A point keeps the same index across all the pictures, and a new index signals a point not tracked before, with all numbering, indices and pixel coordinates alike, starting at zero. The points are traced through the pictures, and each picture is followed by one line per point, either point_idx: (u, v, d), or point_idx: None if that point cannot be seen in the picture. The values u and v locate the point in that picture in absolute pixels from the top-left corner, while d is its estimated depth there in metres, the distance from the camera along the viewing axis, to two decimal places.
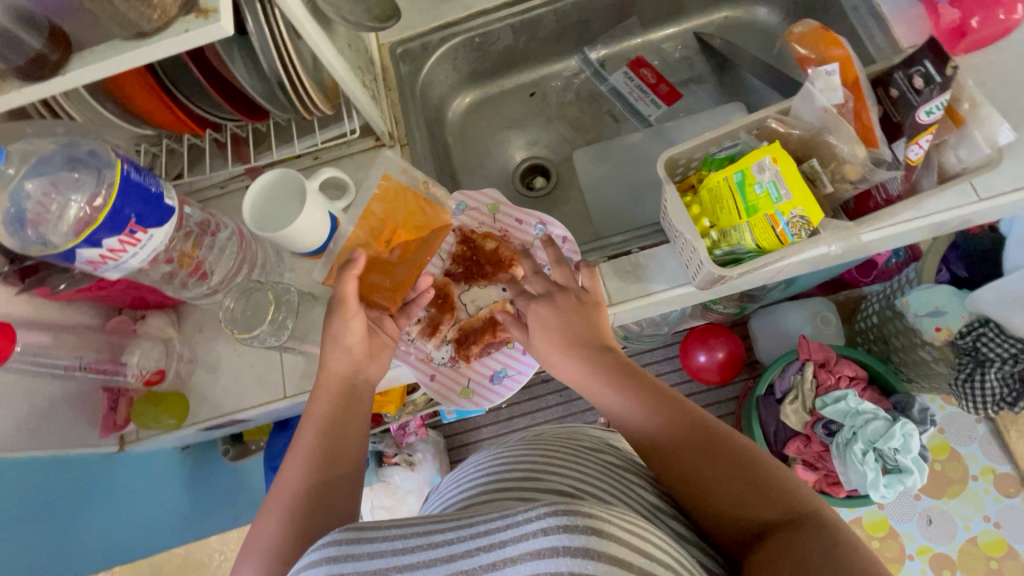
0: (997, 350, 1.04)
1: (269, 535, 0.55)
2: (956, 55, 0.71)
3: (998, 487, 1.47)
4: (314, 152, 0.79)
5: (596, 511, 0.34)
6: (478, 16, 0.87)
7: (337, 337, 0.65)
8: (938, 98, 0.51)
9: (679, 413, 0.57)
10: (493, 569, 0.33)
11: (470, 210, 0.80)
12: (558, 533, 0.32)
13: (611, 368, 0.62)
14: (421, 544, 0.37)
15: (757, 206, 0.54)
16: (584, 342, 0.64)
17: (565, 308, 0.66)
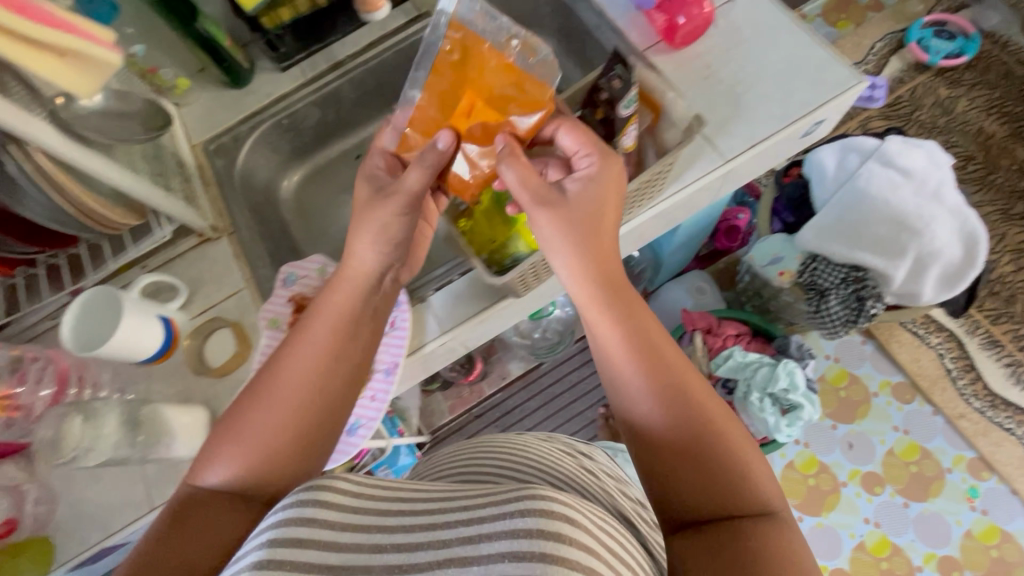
0: (831, 279, 1.14)
1: (258, 424, 0.54)
2: (677, 48, 0.83)
3: (897, 397, 1.59)
4: (138, 262, 0.81)
5: (563, 501, 0.37)
6: (279, 101, 0.94)
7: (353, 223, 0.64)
8: (627, 95, 0.62)
9: (680, 394, 0.52)
10: (467, 546, 0.36)
11: (301, 279, 0.79)
12: (529, 519, 0.35)
13: (632, 316, 0.57)
14: (402, 524, 0.39)
15: (515, 218, 0.63)
16: (609, 285, 0.58)
17: (590, 230, 0.59)
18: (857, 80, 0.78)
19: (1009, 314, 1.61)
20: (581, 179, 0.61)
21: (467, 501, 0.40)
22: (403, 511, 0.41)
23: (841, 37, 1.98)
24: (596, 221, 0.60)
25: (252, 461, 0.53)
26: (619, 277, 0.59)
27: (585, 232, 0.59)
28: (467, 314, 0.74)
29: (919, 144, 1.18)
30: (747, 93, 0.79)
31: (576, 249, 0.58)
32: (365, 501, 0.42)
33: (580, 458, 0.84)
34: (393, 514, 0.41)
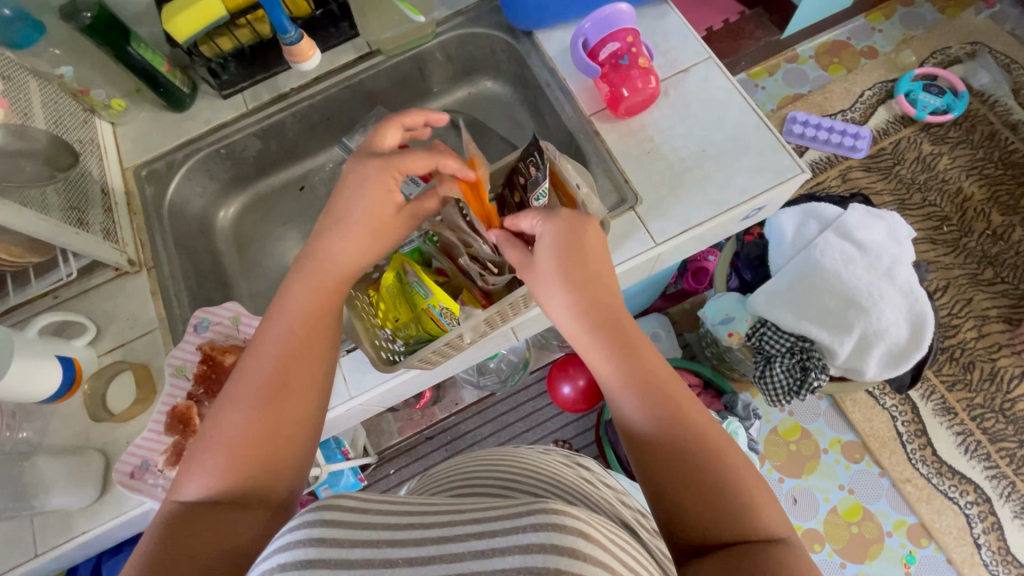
0: (777, 346, 1.13)
1: (228, 433, 0.51)
2: (621, 118, 0.80)
3: (847, 455, 1.57)
4: (50, 293, 0.79)
5: (576, 515, 0.37)
6: (217, 129, 0.91)
7: (338, 234, 0.61)
8: (540, 187, 0.62)
9: (672, 408, 0.50)
10: (482, 556, 0.35)
11: (213, 326, 0.78)
12: (544, 532, 0.35)
13: (618, 343, 0.53)
14: (417, 533, 0.37)
15: (419, 305, 0.65)
16: (592, 313, 0.54)
17: (582, 257, 0.56)
18: (800, 171, 0.76)
19: (966, 382, 1.61)
20: (556, 219, 0.58)
21: (483, 511, 0.39)
22: (415, 526, 0.38)
23: (831, 81, 1.94)
24: (595, 244, 0.57)
25: (229, 472, 0.49)
26: (610, 294, 0.56)
27: (571, 255, 0.56)
28: (375, 382, 0.72)
29: (881, 215, 1.16)
30: (687, 173, 0.77)
31: (560, 276, 0.56)
32: (374, 513, 0.39)
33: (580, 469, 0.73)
34: (402, 528, 0.38)
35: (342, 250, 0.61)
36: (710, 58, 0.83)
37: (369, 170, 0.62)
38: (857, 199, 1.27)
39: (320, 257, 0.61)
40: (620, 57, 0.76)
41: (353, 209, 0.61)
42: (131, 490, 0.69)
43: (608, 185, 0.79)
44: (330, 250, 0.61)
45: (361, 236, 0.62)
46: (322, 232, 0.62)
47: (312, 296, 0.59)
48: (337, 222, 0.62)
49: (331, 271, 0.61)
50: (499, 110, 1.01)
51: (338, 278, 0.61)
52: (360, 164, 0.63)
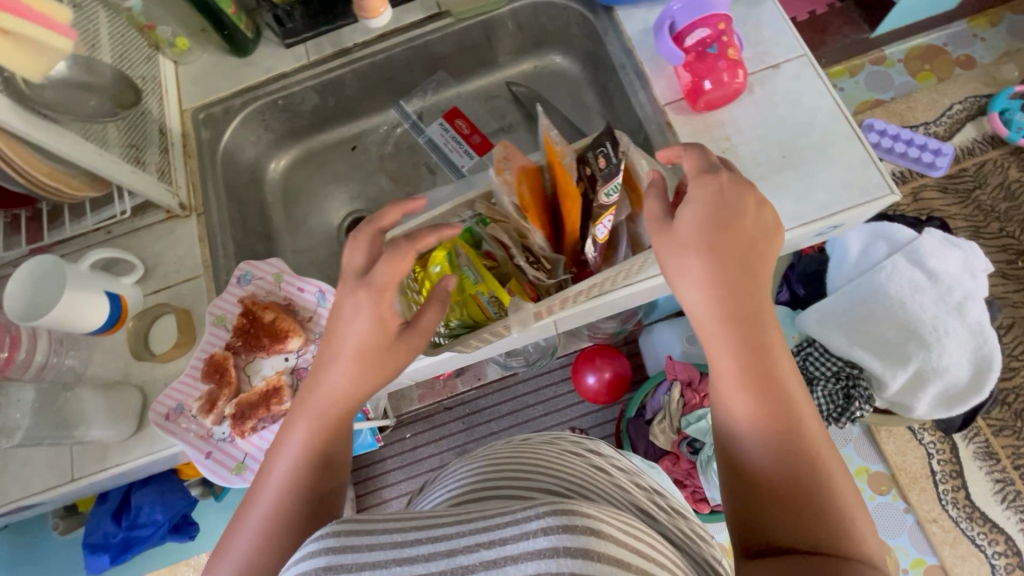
0: (821, 368, 1.07)
1: (245, 555, 0.50)
2: (698, 112, 0.75)
3: (873, 486, 1.52)
4: (104, 228, 0.80)
5: (596, 515, 0.34)
6: (276, 79, 0.89)
7: (332, 366, 0.56)
8: (613, 182, 0.58)
9: (773, 413, 0.47)
10: (493, 567, 0.33)
11: (255, 280, 0.77)
12: (557, 532, 0.32)
13: (748, 332, 0.49)
14: (421, 536, 0.36)
15: (464, 289, 0.66)
16: (732, 298, 0.49)
17: (730, 233, 0.50)
18: (888, 192, 0.69)
19: (1014, 429, 1.51)
20: (709, 180, 0.52)
21: (488, 517, 0.36)
22: (421, 541, 0.36)
23: (918, 90, 1.80)
24: (742, 223, 0.51)
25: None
26: (755, 274, 0.51)
27: (716, 230, 0.50)
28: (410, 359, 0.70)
29: (960, 245, 1.07)
30: (762, 179, 0.72)
31: (705, 247, 0.50)
32: (377, 531, 0.37)
33: (590, 457, 0.70)
34: (411, 543, 0.36)
35: (343, 376, 0.56)
36: (805, 55, 0.76)
37: (364, 303, 0.54)
38: (934, 223, 1.18)
39: (319, 388, 0.56)
40: (709, 45, 0.70)
41: (349, 333, 0.55)
42: (164, 431, 0.71)
43: None
44: (330, 379, 0.56)
45: (359, 365, 0.55)
46: (321, 362, 0.57)
47: (322, 421, 0.56)
48: (332, 348, 0.56)
49: (330, 406, 0.56)
50: (565, 87, 0.96)
51: (339, 407, 0.56)
52: (353, 289, 0.55)
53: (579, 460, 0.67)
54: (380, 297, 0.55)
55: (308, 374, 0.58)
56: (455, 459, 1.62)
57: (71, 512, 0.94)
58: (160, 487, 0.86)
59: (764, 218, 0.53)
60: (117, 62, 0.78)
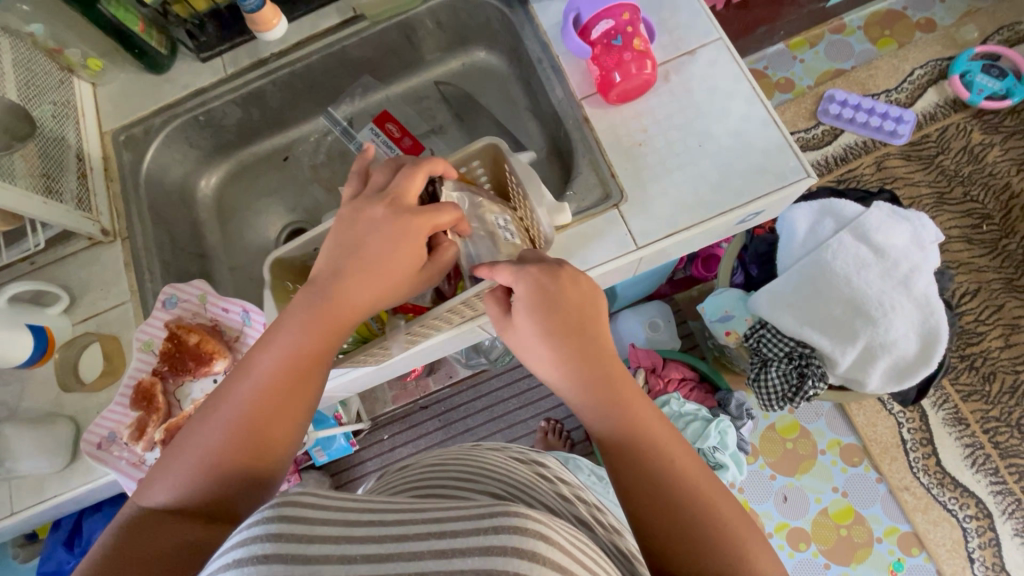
0: (775, 349, 1.09)
1: (207, 458, 0.46)
2: (612, 105, 0.74)
3: (844, 458, 1.53)
4: (27, 259, 0.79)
5: (539, 517, 0.35)
6: (195, 95, 0.87)
7: (353, 278, 0.53)
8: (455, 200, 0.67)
9: (641, 450, 0.47)
10: (443, 556, 0.32)
11: (181, 303, 0.77)
12: (508, 533, 0.33)
13: (603, 396, 0.49)
14: (373, 519, 0.35)
15: None
16: (576, 352, 0.50)
17: (567, 309, 0.51)
18: (805, 175, 0.69)
19: (983, 393, 1.52)
20: (525, 275, 0.52)
21: (441, 510, 0.36)
22: (374, 523, 0.35)
23: (878, 57, 1.77)
24: (577, 293, 0.52)
25: (202, 488, 0.46)
26: (598, 340, 0.51)
27: (553, 307, 0.51)
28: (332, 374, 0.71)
29: (907, 217, 1.07)
30: (678, 170, 0.71)
31: (543, 329, 0.51)
32: (333, 507, 0.36)
33: (535, 466, 0.71)
34: (362, 525, 0.35)
35: (361, 279, 0.53)
36: (720, 39, 0.75)
37: (391, 229, 0.54)
38: (885, 194, 1.17)
39: (334, 294, 0.52)
40: (614, 37, 0.68)
41: (379, 249, 0.53)
42: (95, 459, 0.71)
43: (593, 179, 0.73)
44: (344, 285, 0.52)
45: (372, 279, 0.53)
46: (342, 263, 0.53)
47: (319, 330, 0.51)
48: (354, 253, 0.53)
49: (338, 310, 0.52)
50: (493, 83, 0.94)
51: (345, 318, 0.53)
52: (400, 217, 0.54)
53: (518, 467, 0.68)
54: (419, 221, 0.55)
55: (323, 275, 0.53)
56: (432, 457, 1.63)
57: (31, 540, 0.94)
58: (111, 512, 0.86)
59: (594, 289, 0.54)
60: (24, 91, 0.77)
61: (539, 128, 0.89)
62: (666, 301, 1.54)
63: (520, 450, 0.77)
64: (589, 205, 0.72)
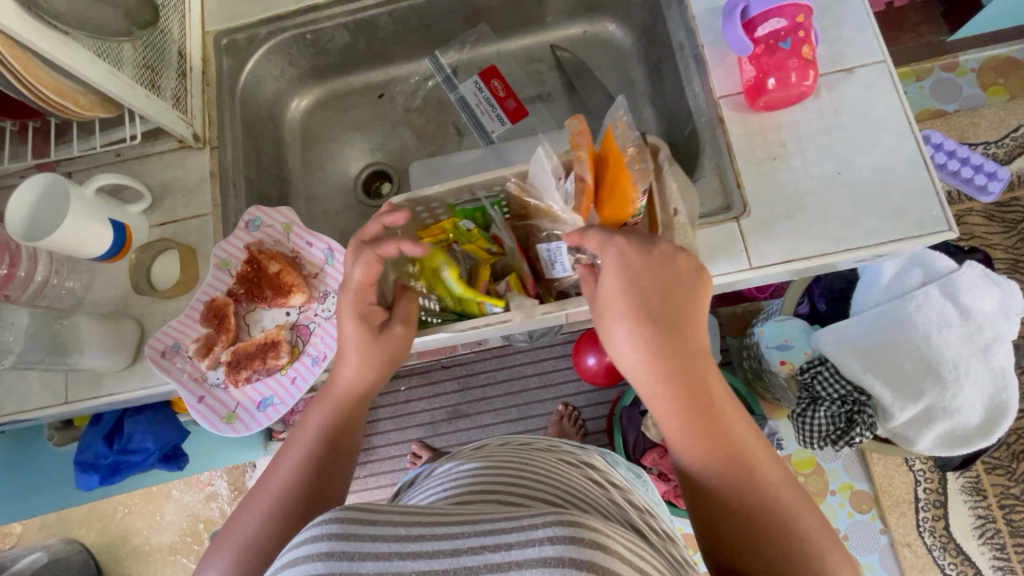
0: (829, 390, 1.04)
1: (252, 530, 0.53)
2: (754, 112, 0.69)
3: (852, 503, 1.52)
4: (114, 150, 0.77)
5: (600, 528, 0.33)
6: (307, 11, 0.83)
7: (347, 359, 0.62)
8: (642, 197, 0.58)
9: (715, 444, 0.48)
10: (496, 572, 0.31)
11: (264, 227, 0.74)
12: (566, 544, 0.30)
13: (689, 391, 0.49)
14: (424, 533, 0.33)
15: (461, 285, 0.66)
16: (661, 337, 0.50)
17: (666, 292, 0.51)
18: (946, 229, 0.64)
19: (1008, 469, 1.50)
20: (613, 246, 0.52)
21: (491, 522, 0.34)
22: (427, 536, 0.33)
23: (986, 105, 1.67)
24: (668, 273, 0.51)
25: (245, 554, 0.51)
26: (681, 325, 0.50)
27: (637, 285, 0.50)
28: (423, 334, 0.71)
29: (1000, 283, 1.02)
30: (810, 195, 0.66)
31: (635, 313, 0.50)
32: (385, 517, 0.34)
33: (586, 469, 0.70)
34: (413, 536, 0.33)
35: (361, 370, 0.62)
36: (884, 62, 0.69)
37: (372, 359, 0.62)
38: (979, 254, 1.11)
39: (337, 383, 0.63)
40: (781, 39, 0.63)
41: (359, 353, 0.62)
42: (158, 368, 0.70)
43: (715, 185, 0.69)
44: (347, 375, 0.62)
45: (373, 369, 0.62)
46: (340, 360, 0.63)
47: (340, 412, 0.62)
48: (345, 351, 0.62)
49: (347, 397, 0.63)
50: (612, 59, 0.88)
51: (353, 400, 0.63)
52: (374, 348, 0.62)
53: (580, 473, 0.67)
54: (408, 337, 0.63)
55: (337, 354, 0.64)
56: (446, 417, 1.64)
57: (67, 425, 0.95)
58: (154, 417, 0.87)
59: (689, 269, 0.52)
60: None
61: (656, 116, 0.83)
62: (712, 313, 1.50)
63: (578, 451, 0.78)
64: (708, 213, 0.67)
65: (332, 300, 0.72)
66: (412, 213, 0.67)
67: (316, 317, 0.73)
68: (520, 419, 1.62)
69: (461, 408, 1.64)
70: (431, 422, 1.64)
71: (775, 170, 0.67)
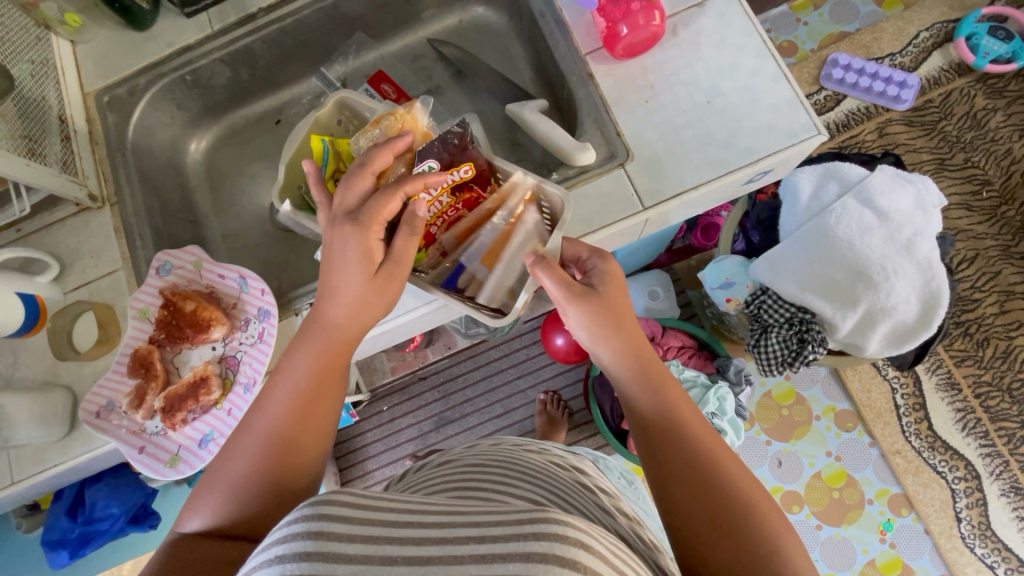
0: (775, 315, 1.07)
1: (235, 477, 0.51)
2: (618, 61, 0.71)
3: (838, 423, 1.53)
4: (13, 226, 0.77)
5: (580, 527, 0.35)
6: (181, 53, 0.84)
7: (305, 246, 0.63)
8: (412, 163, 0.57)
9: (676, 446, 0.49)
10: (483, 562, 0.33)
11: (175, 270, 0.75)
12: (549, 541, 0.33)
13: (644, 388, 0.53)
14: (412, 519, 0.36)
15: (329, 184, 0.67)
16: (626, 345, 0.54)
17: (624, 317, 0.55)
18: (816, 132, 0.66)
19: (976, 358, 1.52)
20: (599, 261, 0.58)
21: (480, 514, 0.37)
22: (413, 523, 0.36)
23: (884, 19, 1.71)
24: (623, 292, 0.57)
25: (229, 504, 0.50)
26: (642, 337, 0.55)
27: (620, 309, 0.55)
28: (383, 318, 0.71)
29: (911, 180, 1.05)
30: (686, 128, 0.69)
31: (622, 342, 0.54)
32: (370, 504, 0.37)
33: (576, 474, 0.72)
34: (403, 525, 0.36)
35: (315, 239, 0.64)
36: None
37: (354, 237, 0.54)
38: (890, 157, 1.15)
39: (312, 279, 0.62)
40: None
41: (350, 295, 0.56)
42: (94, 427, 0.69)
43: (598, 138, 0.71)
44: (334, 311, 0.56)
45: (366, 302, 0.56)
46: (325, 297, 0.57)
47: (324, 351, 0.56)
48: (332, 288, 0.56)
49: (338, 335, 0.57)
50: (491, 41, 0.90)
51: (349, 340, 0.57)
52: (346, 228, 0.55)
53: (560, 471, 0.69)
54: (368, 231, 0.54)
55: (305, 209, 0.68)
56: (433, 426, 1.64)
57: (33, 510, 0.94)
58: (115, 481, 0.86)
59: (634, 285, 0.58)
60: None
61: (540, 87, 0.85)
62: (666, 270, 1.51)
63: (561, 454, 0.79)
64: (593, 164, 0.69)
65: (254, 326, 0.73)
66: (358, 117, 0.68)
67: (241, 346, 0.73)
68: (505, 413, 1.63)
69: (446, 414, 1.64)
70: (419, 435, 1.64)
71: (649, 112, 0.70)
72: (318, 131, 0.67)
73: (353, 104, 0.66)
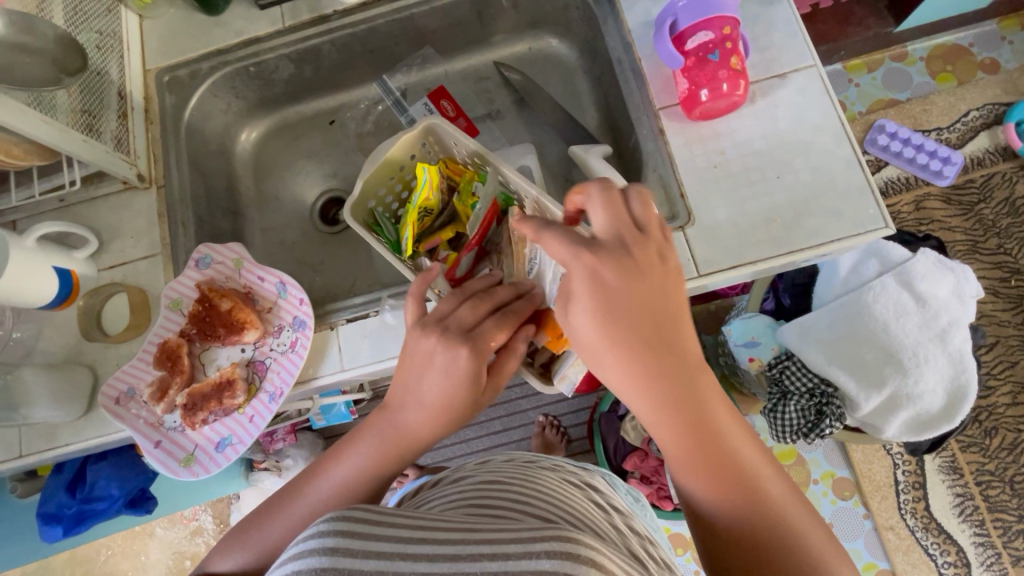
0: (797, 384, 1.05)
1: (275, 539, 0.51)
2: (691, 123, 0.71)
3: (835, 490, 1.51)
4: (58, 197, 0.76)
5: (592, 546, 0.33)
6: (247, 45, 0.83)
7: (407, 396, 0.54)
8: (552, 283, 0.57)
9: (701, 452, 0.42)
10: None
11: (215, 264, 0.74)
12: (560, 559, 0.31)
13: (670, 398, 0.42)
14: (426, 537, 0.35)
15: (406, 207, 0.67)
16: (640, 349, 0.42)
17: (648, 309, 0.42)
18: (883, 225, 0.65)
19: (982, 446, 1.51)
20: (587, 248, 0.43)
21: (492, 534, 0.35)
22: (427, 540, 0.35)
23: (936, 92, 1.69)
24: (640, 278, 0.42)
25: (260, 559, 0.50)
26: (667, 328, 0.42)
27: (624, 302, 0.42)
28: None
29: (952, 267, 1.04)
30: (752, 200, 0.67)
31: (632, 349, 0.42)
32: (388, 522, 0.36)
33: (590, 493, 0.70)
34: (415, 542, 0.34)
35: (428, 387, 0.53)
36: (814, 66, 0.70)
37: (462, 361, 0.52)
38: (933, 240, 1.14)
39: (400, 423, 0.54)
40: (710, 51, 0.66)
41: (422, 396, 0.53)
42: (111, 415, 0.68)
43: (660, 196, 0.70)
44: (408, 418, 0.54)
45: (437, 414, 0.53)
46: (402, 397, 0.55)
47: (382, 453, 0.54)
48: (413, 395, 0.54)
49: (402, 439, 0.54)
50: (558, 74, 0.89)
51: (413, 447, 0.55)
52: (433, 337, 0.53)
53: (580, 493, 0.67)
54: (479, 356, 0.52)
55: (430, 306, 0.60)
56: None
57: (29, 476, 0.93)
58: (118, 461, 0.85)
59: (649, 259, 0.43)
60: (70, 17, 0.72)
61: (602, 129, 0.85)
62: None
63: (574, 471, 0.76)
64: None
65: (287, 333, 0.72)
66: (445, 143, 0.67)
67: (271, 351, 0.72)
68: (503, 431, 1.61)
69: None
70: None
71: (716, 179, 0.69)
72: (399, 149, 0.66)
73: (441, 132, 0.65)
